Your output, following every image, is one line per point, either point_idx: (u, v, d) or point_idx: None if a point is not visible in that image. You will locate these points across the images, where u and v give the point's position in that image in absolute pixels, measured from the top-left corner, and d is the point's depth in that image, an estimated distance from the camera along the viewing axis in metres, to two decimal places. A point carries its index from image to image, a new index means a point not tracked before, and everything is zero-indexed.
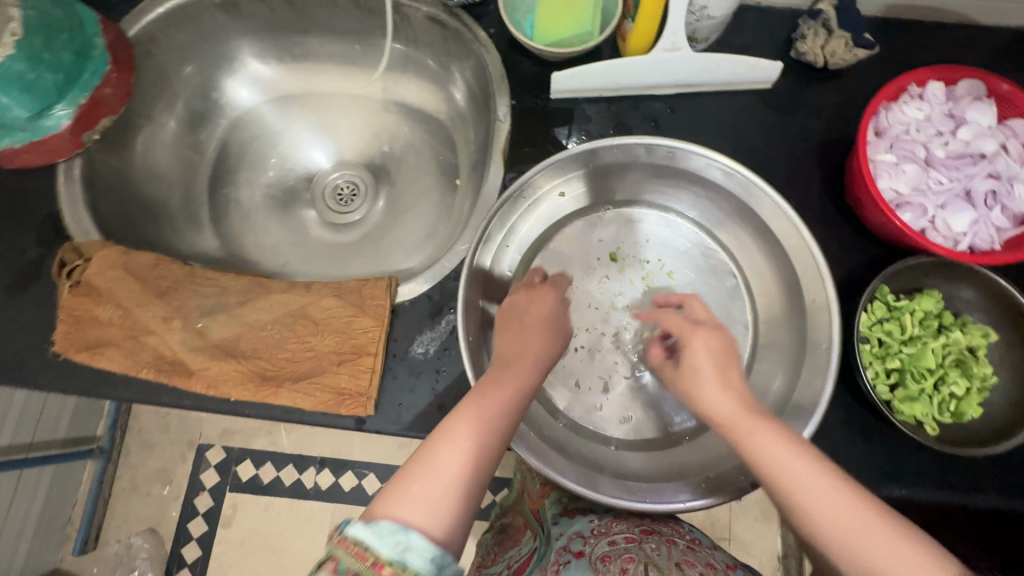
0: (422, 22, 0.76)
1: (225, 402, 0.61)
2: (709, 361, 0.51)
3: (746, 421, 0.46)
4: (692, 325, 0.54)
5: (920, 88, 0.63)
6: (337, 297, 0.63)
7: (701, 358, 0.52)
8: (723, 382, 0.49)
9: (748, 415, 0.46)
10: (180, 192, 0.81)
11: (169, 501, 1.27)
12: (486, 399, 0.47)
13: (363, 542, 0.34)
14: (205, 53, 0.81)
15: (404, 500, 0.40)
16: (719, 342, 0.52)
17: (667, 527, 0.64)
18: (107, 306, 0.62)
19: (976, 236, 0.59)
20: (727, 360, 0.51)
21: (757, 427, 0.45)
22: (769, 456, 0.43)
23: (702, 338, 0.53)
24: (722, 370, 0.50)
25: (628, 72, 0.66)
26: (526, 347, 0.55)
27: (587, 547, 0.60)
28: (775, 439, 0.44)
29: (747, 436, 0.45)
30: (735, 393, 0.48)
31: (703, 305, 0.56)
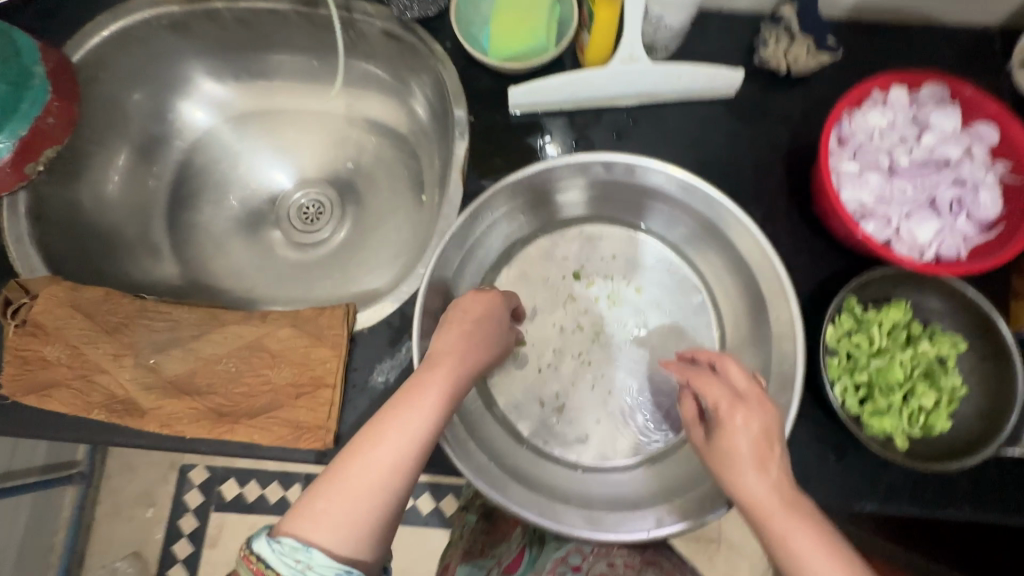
0: (378, 37, 0.74)
1: (181, 440, 0.59)
2: (748, 444, 0.45)
3: (785, 519, 0.41)
4: (733, 399, 0.48)
5: (884, 93, 0.61)
6: (294, 327, 0.62)
7: (741, 441, 0.45)
8: (762, 469, 0.44)
9: (788, 512, 0.41)
10: (136, 220, 0.79)
11: (153, 523, 1.25)
12: (412, 412, 0.44)
13: (263, 560, 0.38)
14: (156, 75, 0.79)
15: (312, 517, 0.40)
16: (761, 423, 0.46)
17: (671, 561, 0.63)
18: (56, 345, 0.60)
19: (943, 246, 0.58)
20: (769, 443, 0.45)
21: (797, 528, 0.40)
22: (802, 563, 0.39)
23: (744, 418, 0.46)
24: (764, 456, 0.44)
25: (587, 85, 0.65)
26: (459, 346, 0.51)
27: (586, 564, 0.61)
28: (813, 545, 0.39)
29: (785, 537, 0.40)
30: (776, 482, 0.43)
31: (742, 373, 0.49)
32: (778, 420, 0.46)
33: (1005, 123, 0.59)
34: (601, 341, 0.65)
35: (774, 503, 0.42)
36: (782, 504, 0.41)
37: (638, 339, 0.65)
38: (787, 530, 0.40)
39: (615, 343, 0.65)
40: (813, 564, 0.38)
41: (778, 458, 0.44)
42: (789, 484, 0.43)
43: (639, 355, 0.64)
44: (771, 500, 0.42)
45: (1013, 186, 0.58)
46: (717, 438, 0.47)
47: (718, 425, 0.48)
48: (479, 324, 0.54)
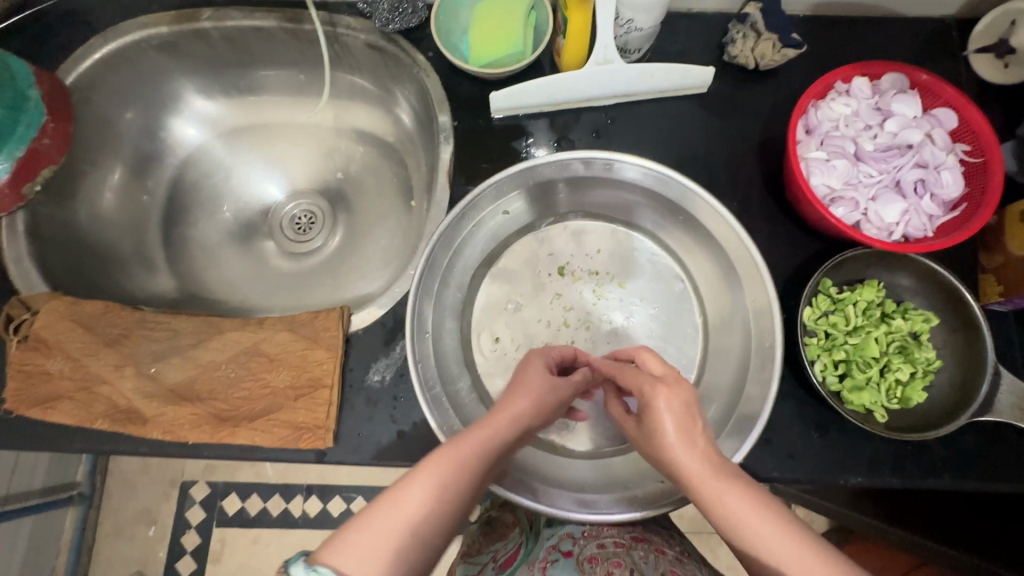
0: (362, 49, 0.76)
1: (184, 445, 0.60)
2: (673, 421, 0.48)
3: (714, 483, 0.43)
4: (655, 382, 0.51)
5: (846, 84, 0.64)
6: (290, 331, 0.64)
7: (666, 420, 0.48)
8: (686, 442, 0.46)
9: (715, 476, 0.43)
10: (131, 236, 0.80)
11: (156, 541, 1.25)
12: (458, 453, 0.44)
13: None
14: (147, 94, 0.81)
15: (346, 548, 0.35)
16: (682, 400, 0.49)
17: (659, 538, 0.66)
18: (58, 358, 0.62)
19: (909, 226, 0.60)
20: (691, 418, 0.48)
21: (726, 489, 0.43)
22: (739, 520, 0.41)
23: (666, 397, 0.49)
24: (687, 430, 0.47)
25: (564, 87, 0.67)
26: (509, 406, 0.51)
27: (576, 548, 0.63)
28: (744, 500, 0.41)
29: (719, 499, 0.42)
30: (702, 452, 0.46)
31: (659, 359, 0.53)
32: (695, 398, 0.50)
33: (961, 108, 0.62)
34: (587, 333, 0.67)
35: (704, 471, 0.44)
36: (709, 470, 0.44)
37: (624, 328, 0.67)
38: (719, 492, 0.43)
39: (602, 334, 0.67)
40: (749, 519, 0.40)
41: (700, 430, 0.47)
42: (713, 452, 0.46)
43: (625, 343, 0.66)
44: (700, 468, 0.45)
45: (972, 166, 0.61)
46: (646, 420, 0.50)
47: (645, 409, 0.50)
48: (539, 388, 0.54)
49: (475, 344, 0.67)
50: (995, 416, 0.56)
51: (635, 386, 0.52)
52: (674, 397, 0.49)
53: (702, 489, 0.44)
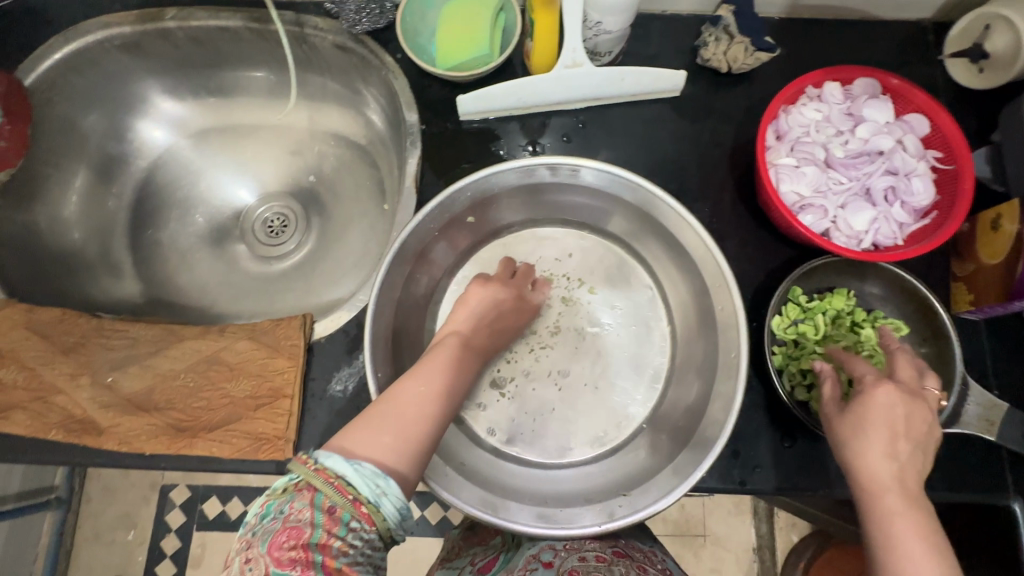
0: (331, 51, 0.75)
1: (141, 457, 0.59)
2: (887, 429, 0.46)
3: (901, 504, 0.43)
4: (884, 379, 0.49)
5: (818, 89, 0.63)
6: (251, 339, 0.63)
7: (885, 415, 0.46)
8: (891, 451, 0.45)
9: (903, 498, 0.43)
10: (97, 239, 0.79)
11: (135, 545, 1.25)
12: (442, 361, 0.52)
13: (344, 478, 0.39)
14: (111, 96, 0.79)
15: (366, 442, 0.43)
16: (906, 411, 0.47)
17: (640, 554, 0.64)
18: (11, 367, 0.60)
19: (879, 233, 0.60)
20: (908, 430, 0.46)
21: (903, 513, 0.42)
22: (900, 544, 0.41)
23: (896, 399, 0.47)
24: (898, 444, 0.45)
25: (533, 91, 0.66)
26: (480, 321, 0.59)
27: (556, 559, 0.61)
28: (915, 531, 0.41)
29: (892, 518, 0.42)
30: (900, 468, 0.44)
31: (913, 369, 0.50)
32: (924, 416, 0.47)
33: (933, 114, 0.61)
34: (553, 343, 0.66)
35: (894, 486, 0.44)
36: (899, 488, 0.43)
37: (593, 336, 0.66)
38: (897, 510, 0.43)
39: (571, 340, 0.66)
40: (909, 547, 0.41)
41: (910, 449, 0.45)
42: (911, 474, 0.45)
43: (592, 352, 0.66)
44: (891, 482, 0.44)
45: (944, 173, 0.60)
46: (853, 408, 0.48)
47: (859, 392, 0.49)
48: (497, 305, 0.61)
49: None
50: (963, 428, 0.55)
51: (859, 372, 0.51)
52: (894, 402, 0.47)
53: (878, 499, 0.43)
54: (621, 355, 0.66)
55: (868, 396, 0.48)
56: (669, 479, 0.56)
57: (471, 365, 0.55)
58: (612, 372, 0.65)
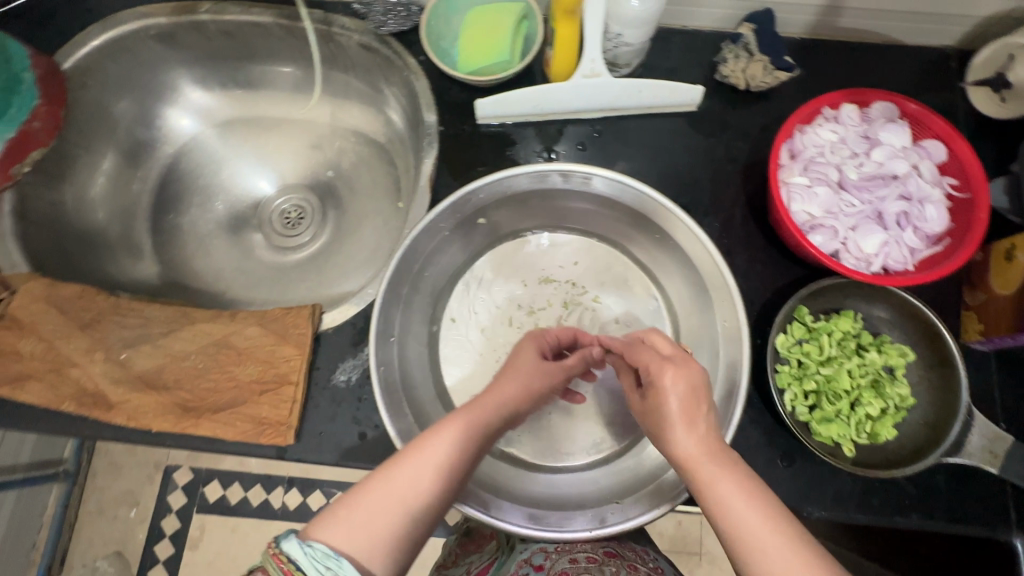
0: (356, 50, 0.77)
1: (147, 433, 0.61)
2: (678, 400, 0.45)
3: (713, 466, 0.42)
4: (662, 360, 0.48)
5: (834, 110, 0.63)
6: (261, 326, 0.64)
7: (668, 394, 0.46)
8: (687, 420, 0.44)
9: (711, 461, 0.42)
10: (119, 221, 0.82)
11: (136, 522, 1.34)
12: (452, 434, 0.46)
13: (295, 563, 0.35)
14: (143, 84, 0.82)
15: (336, 523, 0.39)
16: (690, 379, 0.47)
17: (633, 552, 0.64)
18: (30, 339, 0.62)
19: (889, 258, 0.59)
20: (696, 397, 0.46)
21: (722, 476, 0.41)
22: (728, 508, 0.39)
23: (672, 374, 0.47)
24: (693, 411, 0.45)
25: (550, 99, 0.67)
26: (503, 385, 0.54)
27: (547, 563, 0.62)
28: (738, 489, 0.40)
29: (710, 484, 0.41)
30: (703, 434, 0.44)
31: (668, 340, 0.51)
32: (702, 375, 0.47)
33: (951, 140, 0.61)
34: None
35: (701, 453, 0.43)
36: (707, 454, 0.42)
37: None
38: (715, 476, 0.41)
39: None
40: (739, 513, 0.39)
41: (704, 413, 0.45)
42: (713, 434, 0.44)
43: None
44: (699, 451, 0.43)
45: (959, 201, 0.60)
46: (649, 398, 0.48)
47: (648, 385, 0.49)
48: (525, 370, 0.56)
49: (444, 352, 0.67)
50: (963, 459, 0.54)
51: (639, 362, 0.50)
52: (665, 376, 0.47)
53: (698, 474, 0.42)
54: None
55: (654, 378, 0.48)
56: (664, 489, 0.56)
57: (484, 435, 0.49)
58: (612, 381, 0.66)
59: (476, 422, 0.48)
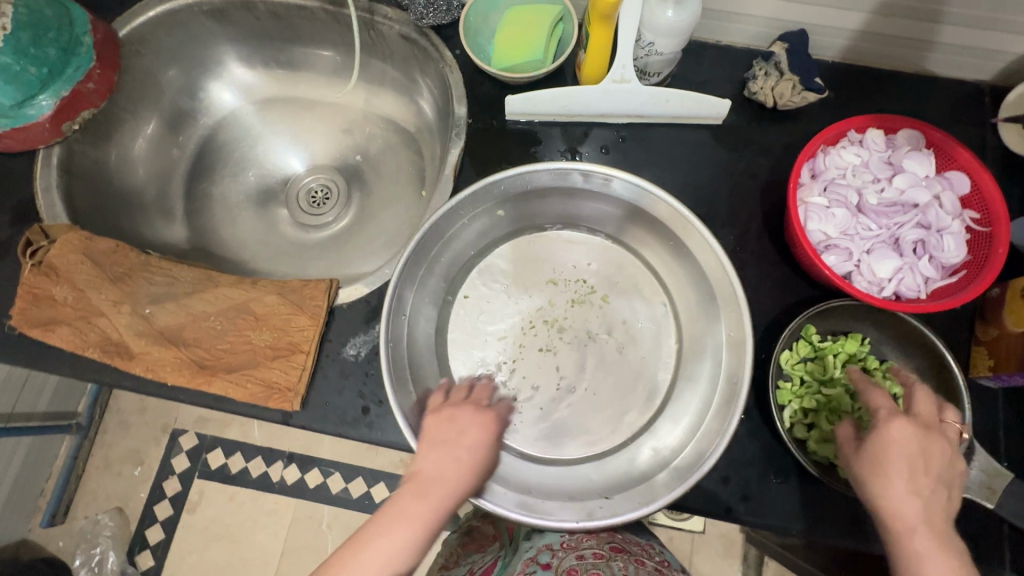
0: (396, 40, 0.79)
1: (163, 386, 0.63)
2: (910, 460, 0.48)
3: (928, 540, 0.44)
4: (900, 414, 0.50)
5: (860, 134, 0.64)
6: (279, 295, 0.66)
7: (903, 451, 0.48)
8: (914, 488, 0.46)
9: (928, 537, 0.44)
10: (156, 184, 0.85)
11: (139, 480, 1.40)
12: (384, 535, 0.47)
13: None
14: (191, 56, 0.85)
15: None
16: (920, 438, 0.48)
17: (638, 548, 0.68)
18: (64, 286, 0.65)
19: (902, 284, 0.59)
20: (931, 460, 0.48)
21: (933, 551, 0.44)
22: None
23: (908, 432, 0.49)
24: (920, 471, 0.47)
25: (579, 101, 0.69)
26: (435, 460, 0.52)
27: (554, 560, 0.65)
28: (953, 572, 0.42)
29: (920, 560, 0.43)
30: (927, 502, 0.46)
31: (925, 399, 0.52)
32: (948, 444, 0.49)
33: (975, 173, 0.60)
34: (561, 344, 0.68)
35: (919, 523, 0.45)
36: (925, 527, 0.45)
37: (600, 343, 0.68)
38: (925, 551, 0.44)
39: (579, 343, 0.68)
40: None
41: (933, 479, 0.47)
42: (934, 508, 0.46)
43: (599, 358, 0.67)
44: (919, 522, 0.45)
45: (978, 234, 0.60)
46: (869, 443, 0.50)
47: (875, 429, 0.50)
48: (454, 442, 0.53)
49: (451, 336, 0.68)
50: (962, 492, 0.54)
51: (873, 403, 0.52)
52: (908, 433, 0.49)
53: (907, 541, 0.45)
54: (626, 364, 0.67)
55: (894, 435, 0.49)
56: (658, 489, 0.58)
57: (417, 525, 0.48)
58: (613, 381, 0.67)
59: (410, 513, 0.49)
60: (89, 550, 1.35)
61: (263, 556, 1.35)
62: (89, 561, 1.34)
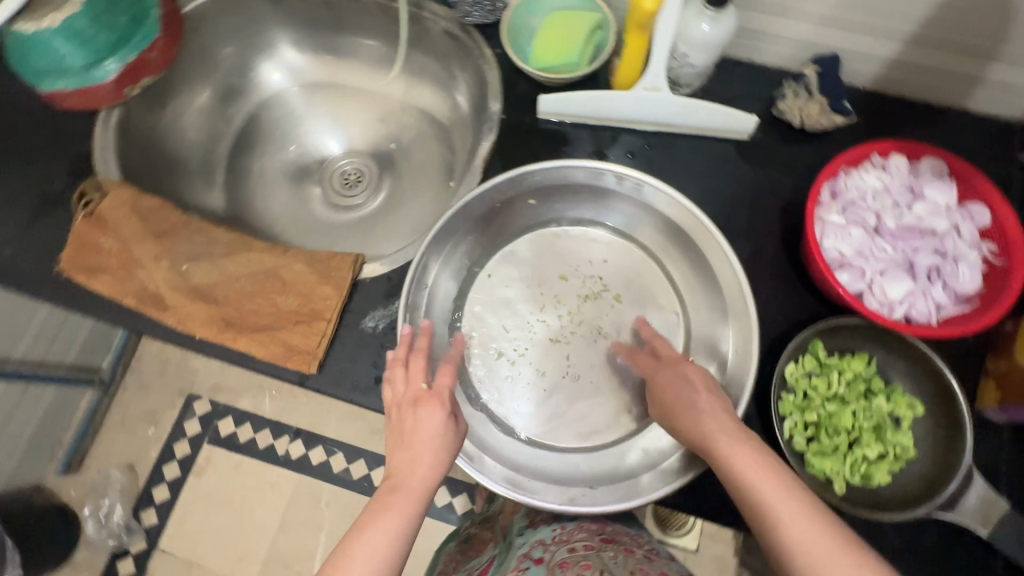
0: (440, 36, 0.83)
1: (191, 338, 0.67)
2: (683, 385, 0.55)
3: (729, 442, 0.48)
4: (669, 359, 0.59)
5: (883, 159, 0.65)
6: (307, 264, 0.70)
7: (678, 383, 0.56)
8: (699, 403, 0.52)
9: (729, 435, 0.49)
10: (202, 153, 0.90)
11: (151, 440, 1.45)
12: (360, 547, 0.44)
13: None
14: (248, 36, 0.91)
15: None
16: (689, 370, 0.57)
17: (627, 539, 0.70)
18: (110, 237, 0.70)
19: (912, 308, 0.60)
20: (704, 384, 0.55)
21: (736, 448, 0.47)
22: (748, 478, 0.45)
23: (677, 367, 0.57)
24: (695, 392, 0.54)
25: (610, 105, 0.71)
26: (401, 458, 0.51)
27: (546, 555, 0.66)
28: (753, 463, 0.46)
29: (728, 460, 0.47)
30: (713, 413, 0.51)
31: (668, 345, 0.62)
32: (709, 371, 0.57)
33: (996, 207, 0.61)
34: (570, 337, 0.70)
35: (713, 429, 0.50)
36: (724, 430, 0.49)
37: (609, 340, 0.69)
38: (728, 451, 0.48)
39: (589, 339, 0.70)
40: (754, 478, 0.45)
41: (715, 395, 0.53)
42: (727, 416, 0.51)
43: (607, 356, 0.69)
44: (714, 427, 0.50)
45: (995, 267, 0.60)
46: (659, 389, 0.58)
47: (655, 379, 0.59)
48: (416, 437, 0.52)
49: (465, 315, 0.70)
50: (954, 516, 0.54)
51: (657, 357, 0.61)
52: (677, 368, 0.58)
53: (716, 447, 0.49)
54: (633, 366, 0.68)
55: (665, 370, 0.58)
56: (641, 487, 0.61)
57: (396, 530, 0.46)
58: (618, 379, 0.68)
59: (391, 518, 0.47)
60: (98, 502, 1.40)
61: (261, 526, 1.38)
62: (97, 512, 1.39)
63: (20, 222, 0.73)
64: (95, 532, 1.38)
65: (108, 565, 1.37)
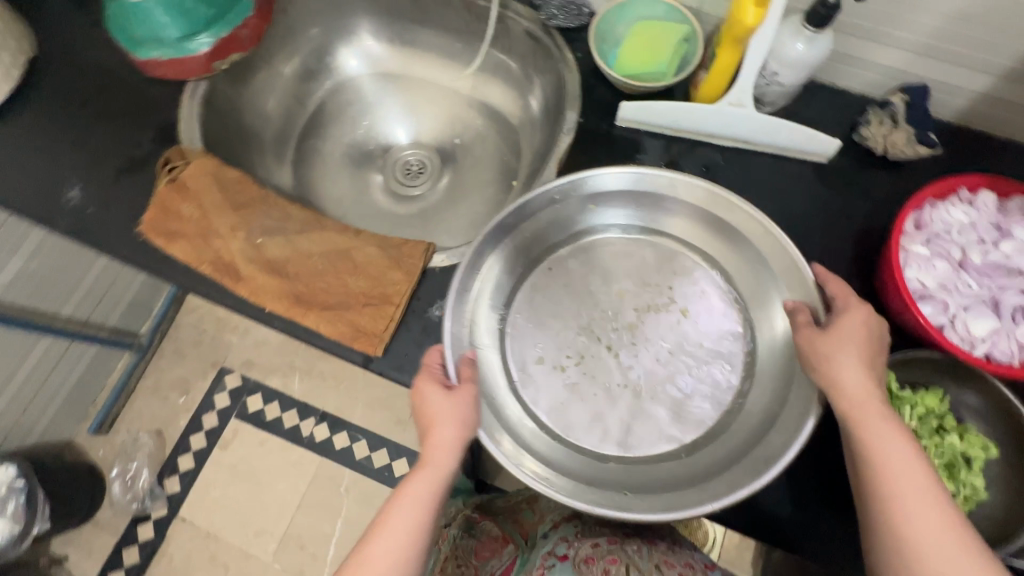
0: (521, 35, 0.84)
1: (261, 310, 0.68)
2: (854, 339, 0.56)
3: (874, 407, 0.53)
4: (850, 305, 0.58)
5: (970, 194, 0.64)
6: (379, 248, 0.70)
7: (852, 333, 0.56)
8: (861, 365, 0.55)
9: (877, 402, 0.53)
10: (275, 130, 0.92)
11: (181, 408, 1.47)
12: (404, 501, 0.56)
13: None
14: (331, 21, 0.93)
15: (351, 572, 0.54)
16: (868, 323, 0.57)
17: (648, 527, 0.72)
18: (190, 204, 0.71)
19: (995, 347, 0.59)
20: (871, 342, 0.56)
21: (881, 419, 0.53)
22: (882, 443, 0.52)
23: (855, 314, 0.57)
24: (865, 356, 0.55)
25: (693, 117, 0.71)
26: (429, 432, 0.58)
27: (571, 551, 0.67)
28: (889, 434, 0.52)
29: (865, 424, 0.53)
30: (865, 378, 0.54)
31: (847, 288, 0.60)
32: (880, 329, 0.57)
33: None
34: (626, 341, 0.68)
35: (860, 390, 0.54)
36: (869, 395, 0.54)
37: (664, 350, 0.67)
38: (872, 415, 0.53)
39: (642, 346, 0.68)
40: (889, 446, 0.52)
41: (876, 359, 0.56)
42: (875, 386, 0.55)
43: (660, 365, 0.67)
44: (862, 389, 0.54)
45: None
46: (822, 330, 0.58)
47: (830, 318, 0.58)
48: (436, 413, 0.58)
49: (516, 311, 0.70)
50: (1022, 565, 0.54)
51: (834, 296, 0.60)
52: (850, 326, 0.57)
53: (858, 409, 0.54)
54: (687, 376, 0.66)
55: (846, 313, 0.57)
56: (695, 496, 0.59)
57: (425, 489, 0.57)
58: (670, 390, 0.66)
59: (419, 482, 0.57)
60: (125, 464, 1.43)
61: (281, 504, 1.39)
62: (123, 474, 1.42)
63: (104, 182, 0.75)
64: (119, 493, 1.40)
65: (129, 528, 1.39)
